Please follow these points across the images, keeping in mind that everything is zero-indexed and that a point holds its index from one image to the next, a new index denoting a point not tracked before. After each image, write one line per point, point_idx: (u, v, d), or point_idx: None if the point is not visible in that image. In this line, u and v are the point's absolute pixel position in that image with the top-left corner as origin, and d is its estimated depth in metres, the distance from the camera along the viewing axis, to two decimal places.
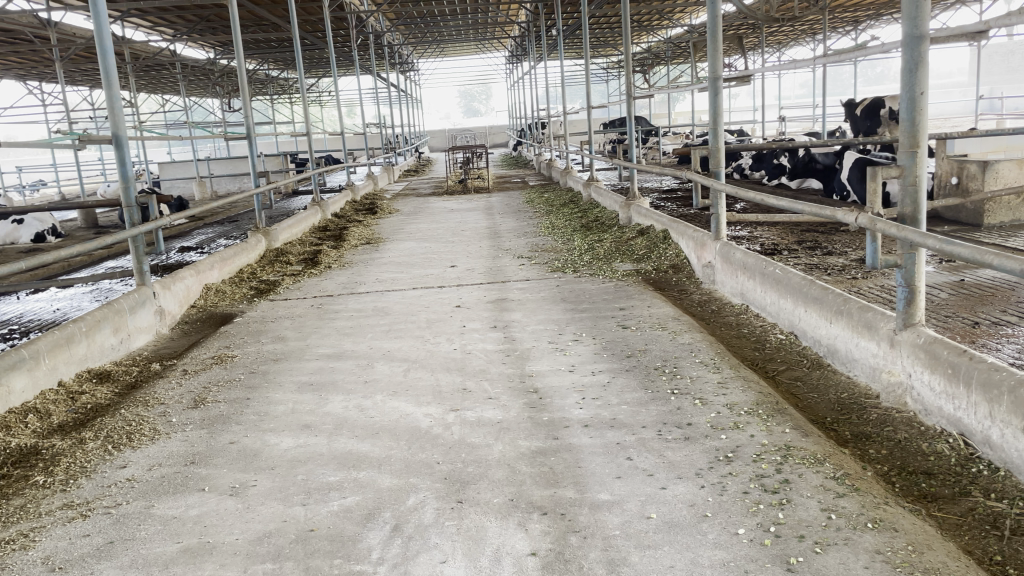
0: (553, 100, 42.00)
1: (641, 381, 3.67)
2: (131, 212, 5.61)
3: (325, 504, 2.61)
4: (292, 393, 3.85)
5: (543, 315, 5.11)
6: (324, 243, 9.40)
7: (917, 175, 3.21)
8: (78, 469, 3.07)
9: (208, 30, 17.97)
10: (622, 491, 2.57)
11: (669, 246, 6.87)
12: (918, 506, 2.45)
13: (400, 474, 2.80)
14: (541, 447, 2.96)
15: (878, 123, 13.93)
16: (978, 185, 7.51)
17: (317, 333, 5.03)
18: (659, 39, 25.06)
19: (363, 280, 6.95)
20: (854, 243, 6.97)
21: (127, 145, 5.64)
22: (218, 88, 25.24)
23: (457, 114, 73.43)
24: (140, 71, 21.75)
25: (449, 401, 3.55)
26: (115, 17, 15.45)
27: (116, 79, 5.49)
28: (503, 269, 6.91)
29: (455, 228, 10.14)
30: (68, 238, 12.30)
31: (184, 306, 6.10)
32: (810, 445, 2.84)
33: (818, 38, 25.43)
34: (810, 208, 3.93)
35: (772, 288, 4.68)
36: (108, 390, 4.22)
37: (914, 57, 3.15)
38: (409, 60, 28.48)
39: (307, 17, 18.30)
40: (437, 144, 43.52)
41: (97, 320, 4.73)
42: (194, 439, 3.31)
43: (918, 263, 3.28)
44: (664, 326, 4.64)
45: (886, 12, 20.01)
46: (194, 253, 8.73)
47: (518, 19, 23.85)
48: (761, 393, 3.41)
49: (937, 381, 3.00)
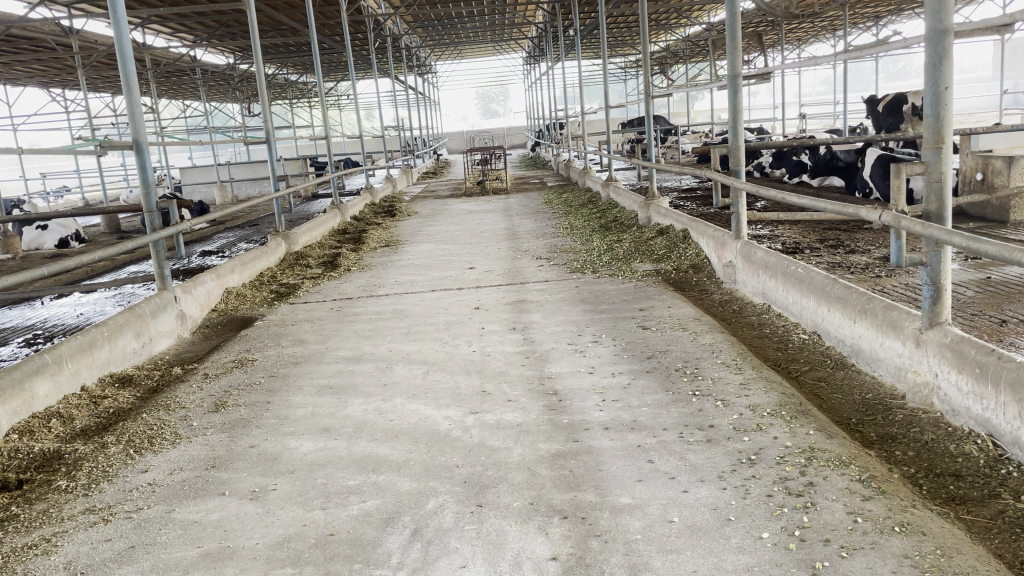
0: (571, 100, 41.99)
1: (662, 382, 3.63)
2: (152, 217, 5.65)
3: (344, 509, 2.61)
4: (312, 396, 3.85)
5: (562, 316, 5.09)
6: (344, 246, 9.43)
7: (942, 171, 3.16)
8: (101, 473, 3.09)
9: (228, 35, 18.13)
10: (644, 495, 2.54)
11: (689, 245, 6.82)
12: (946, 509, 2.40)
13: (420, 478, 2.79)
14: (561, 450, 2.94)
15: (900, 120, 13.78)
16: (1003, 180, 7.40)
17: (337, 336, 5.04)
18: (677, 38, 24.95)
19: (382, 282, 6.96)
20: (877, 241, 6.89)
21: (148, 150, 5.68)
22: (238, 93, 25.42)
23: (476, 115, 73.62)
24: (161, 77, 21.95)
25: (469, 403, 3.53)
26: (136, 24, 15.64)
27: (137, 85, 5.53)
28: (522, 271, 6.89)
29: (474, 229, 10.14)
30: (91, 243, 12.44)
31: (205, 310, 6.14)
32: (834, 447, 2.79)
33: (838, 35, 25.20)
34: (832, 206, 3.88)
35: (795, 288, 4.62)
36: (130, 395, 4.25)
37: (938, 53, 3.09)
38: (427, 62, 28.58)
39: (324, 21, 18.41)
40: (455, 146, 43.62)
41: (119, 324, 4.76)
42: (214, 443, 3.32)
43: (944, 261, 3.22)
44: (685, 327, 4.60)
45: (907, 6, 19.78)
46: (216, 257, 8.80)
47: (535, 19, 23.85)
48: (784, 394, 3.36)
49: (964, 381, 2.94)
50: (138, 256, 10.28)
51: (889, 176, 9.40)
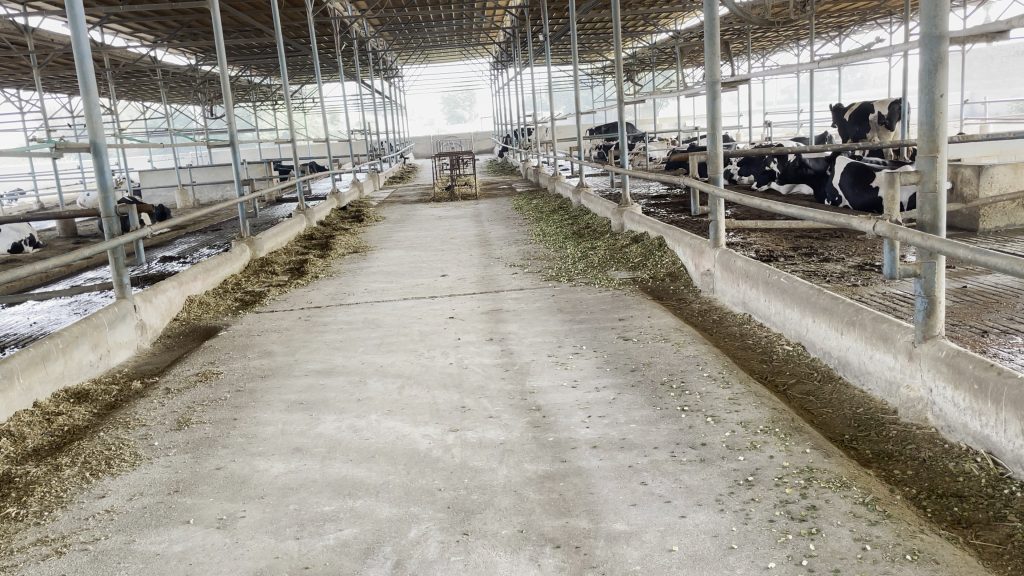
0: (539, 106, 42.08)
1: (648, 398, 3.50)
2: (110, 222, 5.39)
3: (320, 538, 2.43)
4: (282, 412, 3.66)
5: (540, 326, 4.93)
6: (310, 252, 9.19)
7: (937, 181, 3.08)
8: (54, 500, 2.86)
9: (190, 36, 17.81)
10: (639, 520, 2.41)
11: (665, 253, 6.74)
12: (954, 533, 2.30)
13: (400, 503, 2.62)
14: (549, 471, 2.79)
15: (867, 129, 13.91)
16: (972, 189, 7.45)
17: (306, 348, 4.83)
18: (645, 45, 25.08)
19: (351, 290, 6.76)
20: (851, 249, 6.87)
21: (106, 153, 5.41)
22: (199, 95, 24.88)
23: (442, 120, 73.46)
24: (120, 78, 21.39)
25: (448, 420, 3.37)
26: (95, 24, 15.24)
27: (94, 85, 5.27)
28: (495, 278, 6.74)
29: (445, 235, 9.96)
30: (47, 248, 12.04)
31: (166, 319, 5.90)
32: (834, 467, 2.69)
33: (803, 45, 25.50)
34: (820, 215, 3.80)
35: (777, 298, 4.54)
36: (86, 411, 4.02)
37: (932, 58, 3.01)
38: (394, 66, 28.37)
39: (290, 23, 18.18)
40: (423, 151, 43.44)
41: (75, 335, 4.51)
42: (178, 465, 3.11)
43: (938, 273, 3.14)
44: (667, 338, 4.48)
45: (871, 18, 20.09)
46: (176, 264, 8.51)
47: (504, 24, 23.81)
48: (775, 410, 3.25)
49: (961, 396, 2.86)
50: (95, 262, 9.88)
51: (859, 185, 9.43)
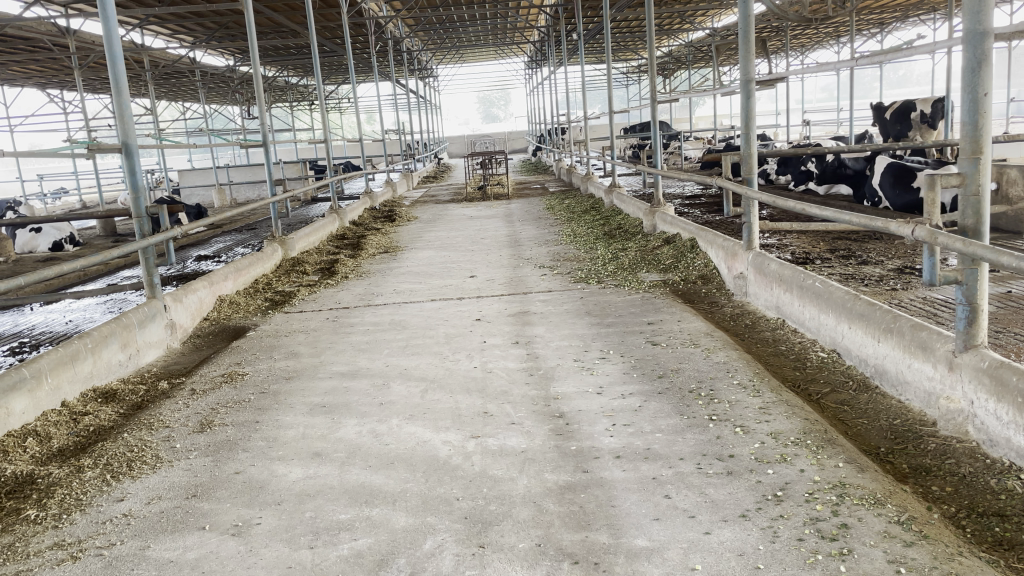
0: (573, 106, 41.93)
1: (675, 405, 3.41)
2: (141, 222, 5.43)
3: (334, 548, 2.39)
4: (303, 415, 3.63)
5: (568, 330, 4.85)
6: (342, 252, 9.21)
7: (979, 184, 2.95)
8: (73, 503, 2.86)
9: (227, 37, 18.03)
10: (661, 536, 2.32)
11: (697, 255, 6.61)
12: (996, 556, 2.17)
13: (417, 513, 2.57)
14: (569, 482, 2.72)
15: (909, 127, 13.60)
16: (1019, 190, 7.20)
17: (332, 349, 4.81)
18: (680, 43, 24.81)
19: (380, 291, 6.73)
20: (891, 252, 6.67)
21: (137, 154, 5.46)
22: (237, 96, 25.18)
23: (477, 119, 73.56)
24: (159, 79, 21.73)
25: (469, 426, 3.31)
26: (135, 26, 15.49)
27: (125, 86, 5.31)
28: (524, 280, 6.67)
29: (475, 236, 9.92)
30: (87, 246, 12.25)
31: (196, 319, 5.93)
32: (868, 482, 2.58)
33: (843, 41, 25.02)
34: (856, 218, 3.67)
35: (811, 303, 4.41)
36: (113, 411, 4.03)
37: (976, 55, 2.87)
38: (429, 66, 28.46)
39: (325, 24, 18.30)
40: (457, 151, 43.57)
41: (104, 335, 4.54)
42: (198, 469, 3.09)
43: (980, 280, 3.01)
44: (697, 343, 4.37)
45: (914, 14, 19.64)
46: (210, 263, 8.58)
47: (538, 23, 23.74)
48: (807, 420, 3.14)
49: (1005, 410, 2.72)
50: (131, 261, 10.01)
51: (900, 185, 9.18)
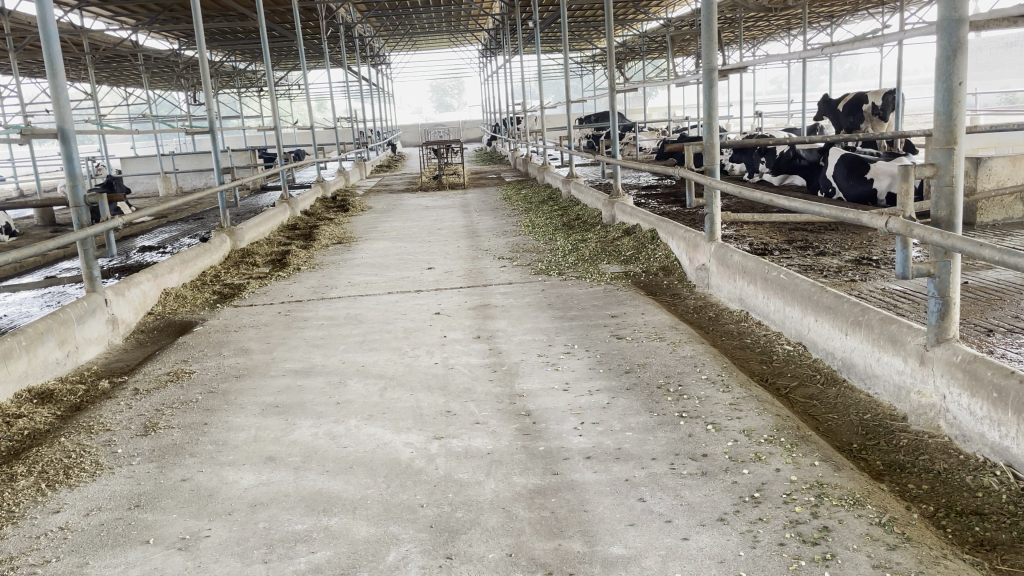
0: (528, 95, 41.82)
1: (645, 403, 3.31)
2: (79, 212, 5.12)
3: (290, 562, 2.22)
4: (255, 416, 3.45)
5: (530, 324, 4.73)
6: (294, 242, 8.95)
7: (953, 175, 2.89)
8: (5, 515, 2.64)
9: (172, 21, 17.45)
10: (638, 544, 2.22)
11: (658, 246, 6.54)
12: (979, 558, 2.11)
13: (378, 522, 2.42)
14: (539, 486, 2.60)
15: (860, 119, 13.80)
16: (970, 182, 7.27)
17: (285, 345, 4.61)
18: (635, 34, 24.89)
19: (334, 283, 6.52)
20: (848, 242, 6.70)
21: (75, 141, 5.14)
22: (182, 81, 24.42)
23: (430, 108, 73.21)
24: (100, 63, 20.96)
25: (432, 427, 3.17)
26: (73, 7, 14.86)
27: (62, 68, 5.00)
28: (483, 271, 6.53)
29: (432, 226, 9.73)
30: (24, 236, 11.73)
31: (140, 313, 5.65)
32: (845, 482, 2.50)
33: (794, 33, 25.38)
34: (824, 209, 3.61)
35: (777, 295, 4.35)
36: (48, 413, 3.79)
37: (951, 43, 2.82)
38: (382, 53, 28.07)
39: (275, 8, 17.83)
40: (411, 140, 43.27)
41: (40, 332, 4.27)
42: (140, 477, 2.89)
43: (953, 272, 2.95)
44: (662, 336, 4.29)
45: (864, 8, 19.99)
46: (155, 255, 8.25)
47: (493, 10, 23.58)
48: (779, 417, 3.06)
49: (978, 405, 2.67)
50: (71, 252, 9.60)
51: (854, 176, 9.24)
